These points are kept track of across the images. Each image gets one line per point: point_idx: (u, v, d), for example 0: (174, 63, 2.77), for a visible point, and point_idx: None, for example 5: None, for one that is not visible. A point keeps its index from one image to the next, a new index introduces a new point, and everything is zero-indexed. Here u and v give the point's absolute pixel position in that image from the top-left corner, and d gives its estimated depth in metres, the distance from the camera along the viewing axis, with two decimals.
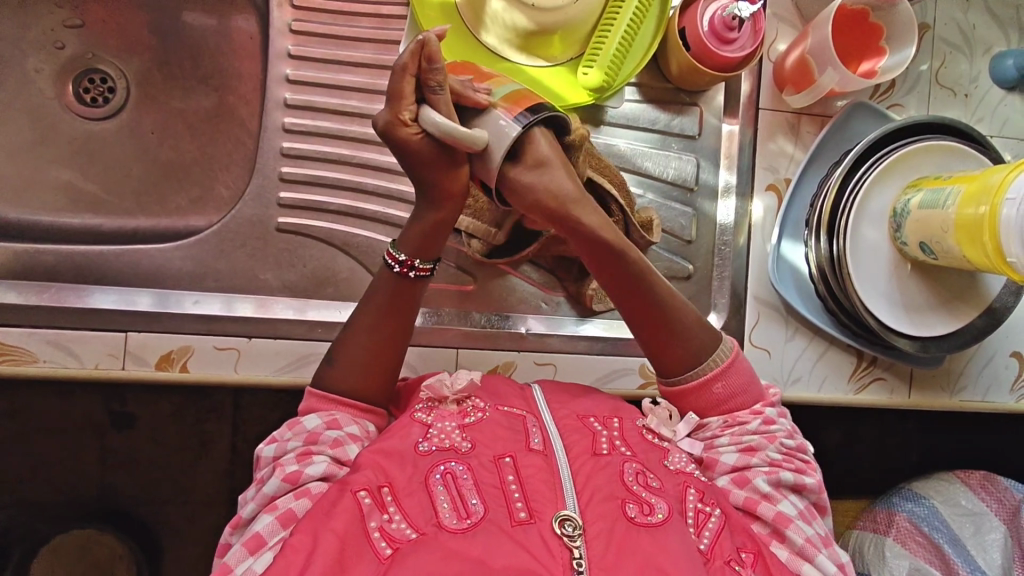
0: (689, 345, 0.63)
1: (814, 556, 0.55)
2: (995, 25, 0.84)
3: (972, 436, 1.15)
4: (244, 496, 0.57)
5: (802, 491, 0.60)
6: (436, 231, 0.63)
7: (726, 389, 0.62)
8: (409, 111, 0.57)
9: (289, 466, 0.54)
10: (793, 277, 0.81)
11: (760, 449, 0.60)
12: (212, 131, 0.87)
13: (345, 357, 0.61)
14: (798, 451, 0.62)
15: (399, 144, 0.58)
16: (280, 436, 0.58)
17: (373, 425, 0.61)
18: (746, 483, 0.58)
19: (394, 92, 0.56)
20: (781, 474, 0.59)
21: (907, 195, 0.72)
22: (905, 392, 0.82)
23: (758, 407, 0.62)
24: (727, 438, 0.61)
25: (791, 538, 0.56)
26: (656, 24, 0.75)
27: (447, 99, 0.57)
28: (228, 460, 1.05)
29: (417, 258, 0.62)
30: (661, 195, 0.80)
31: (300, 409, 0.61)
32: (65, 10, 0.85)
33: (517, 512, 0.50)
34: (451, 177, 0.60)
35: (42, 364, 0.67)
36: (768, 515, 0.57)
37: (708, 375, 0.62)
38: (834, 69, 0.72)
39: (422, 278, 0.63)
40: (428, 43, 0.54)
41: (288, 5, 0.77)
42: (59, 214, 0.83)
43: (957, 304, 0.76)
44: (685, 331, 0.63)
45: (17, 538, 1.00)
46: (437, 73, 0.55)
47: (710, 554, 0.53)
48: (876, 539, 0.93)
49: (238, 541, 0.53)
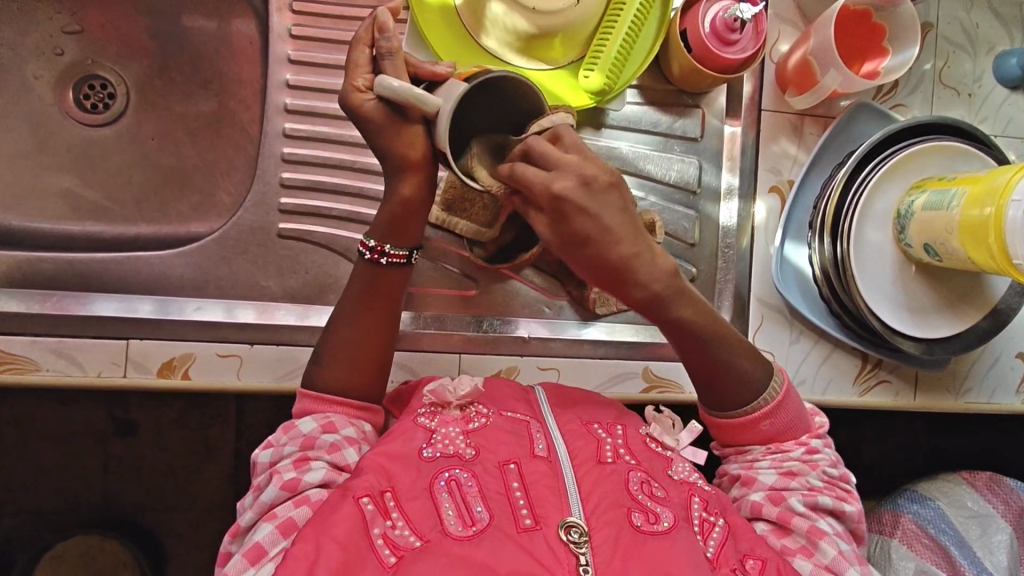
0: (743, 381, 0.62)
1: (845, 569, 0.54)
2: (999, 24, 0.83)
3: (978, 437, 1.14)
4: (241, 505, 0.57)
5: (841, 517, 0.59)
6: (404, 205, 0.62)
7: (775, 425, 0.62)
8: (365, 81, 0.59)
9: (286, 473, 0.54)
10: (797, 277, 0.80)
11: (801, 474, 0.60)
12: (213, 136, 0.87)
13: (331, 355, 0.62)
14: (839, 479, 0.61)
15: (355, 112, 0.59)
16: (275, 442, 0.57)
17: (369, 425, 0.62)
18: (781, 500, 0.58)
19: (352, 65, 0.59)
20: (819, 498, 0.58)
21: (910, 197, 0.72)
22: (910, 394, 0.82)
23: (804, 437, 0.62)
24: (768, 461, 0.61)
25: (824, 548, 0.55)
26: (658, 24, 0.74)
27: (400, 65, 0.58)
28: (232, 465, 1.05)
29: (386, 242, 0.63)
30: (663, 198, 0.80)
31: (293, 412, 0.61)
32: (64, 17, 0.84)
33: (522, 519, 0.50)
34: (406, 140, 0.59)
35: (43, 373, 0.67)
36: (803, 527, 0.56)
37: (755, 413, 0.62)
38: (836, 69, 0.72)
39: (395, 264, 0.64)
40: (377, 16, 0.58)
41: (288, 10, 0.77)
42: (60, 222, 0.82)
43: (962, 306, 0.75)
44: (739, 366, 0.62)
45: (21, 545, 1.00)
46: (389, 40, 0.57)
47: (717, 562, 0.52)
48: (881, 540, 0.92)
49: (238, 550, 0.53)
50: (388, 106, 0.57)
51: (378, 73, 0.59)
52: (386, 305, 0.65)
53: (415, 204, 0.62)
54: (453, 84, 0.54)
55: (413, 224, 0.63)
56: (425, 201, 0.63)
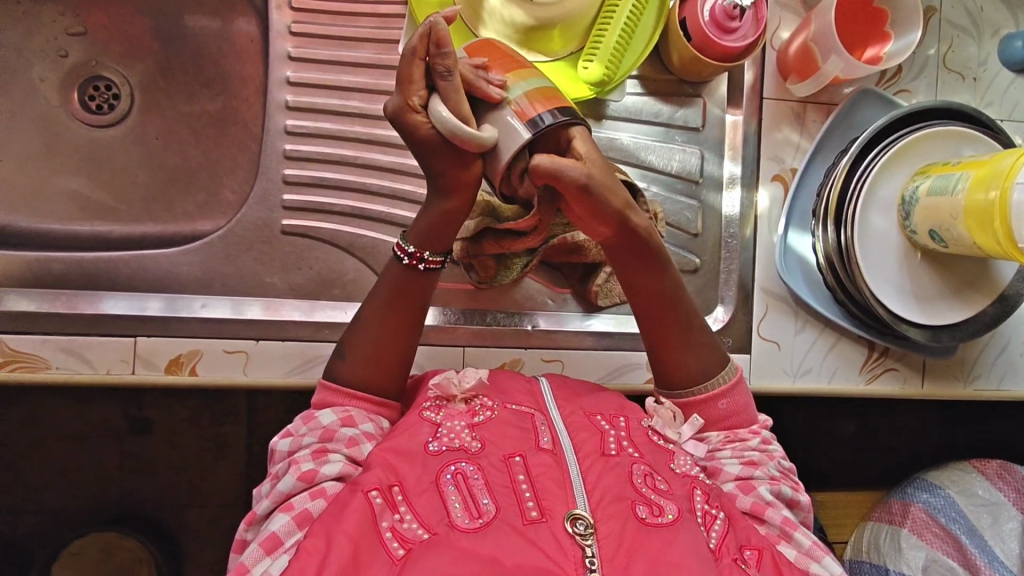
0: (699, 365, 0.65)
1: (821, 557, 0.56)
2: (1003, 7, 0.82)
3: (989, 425, 1.13)
4: (258, 492, 0.57)
5: (795, 508, 0.61)
6: (442, 221, 0.61)
7: (731, 405, 0.64)
8: (420, 98, 0.55)
9: (304, 464, 0.55)
10: (801, 267, 0.80)
11: (760, 463, 0.61)
12: (217, 135, 0.87)
13: (352, 350, 0.62)
14: (791, 469, 0.64)
15: (404, 130, 0.56)
16: (296, 430, 0.58)
17: (387, 421, 0.62)
18: (751, 489, 0.59)
19: (404, 78, 0.54)
20: (782, 486, 0.60)
21: (916, 182, 0.71)
22: (918, 381, 0.81)
23: (757, 427, 0.64)
24: (729, 451, 0.62)
25: (799, 539, 0.56)
26: (659, 9, 0.73)
27: (459, 87, 0.54)
28: (244, 461, 1.06)
29: (425, 250, 0.62)
30: (666, 188, 0.80)
31: (314, 401, 0.61)
32: (68, 18, 0.85)
33: (528, 511, 0.49)
34: (460, 167, 0.57)
35: (54, 370, 0.68)
36: (775, 518, 0.57)
37: (715, 391, 0.64)
38: (839, 56, 0.71)
39: (431, 271, 0.63)
40: (436, 27, 0.52)
41: (288, 8, 0.78)
42: (70, 222, 0.83)
43: (969, 293, 0.75)
44: (700, 342, 0.65)
45: (39, 543, 1.01)
46: (446, 58, 0.53)
47: (719, 552, 0.52)
48: (892, 529, 0.91)
49: (254, 538, 0.53)
50: (445, 138, 0.55)
51: (431, 90, 0.55)
52: (411, 309, 0.63)
53: (457, 219, 0.62)
54: (511, 127, 0.54)
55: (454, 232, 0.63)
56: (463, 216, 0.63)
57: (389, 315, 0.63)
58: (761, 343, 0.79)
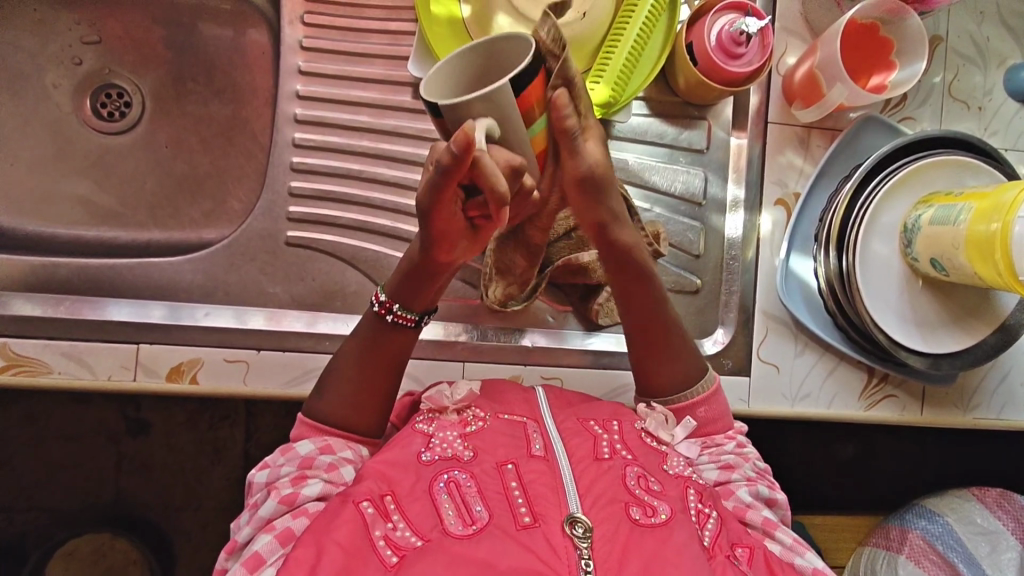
0: (674, 373, 0.67)
1: (803, 552, 0.57)
2: (1009, 38, 0.83)
3: (988, 453, 1.13)
4: (236, 523, 0.57)
5: (777, 506, 0.63)
6: (413, 277, 0.60)
7: (708, 412, 0.66)
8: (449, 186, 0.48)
9: (284, 488, 0.54)
10: (802, 291, 0.80)
11: (737, 466, 0.63)
12: (225, 144, 0.88)
13: (336, 388, 0.62)
14: (768, 470, 0.65)
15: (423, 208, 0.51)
16: (273, 462, 0.58)
17: (366, 449, 0.61)
18: (731, 493, 0.61)
19: (436, 186, 0.48)
20: (760, 487, 0.62)
21: (918, 211, 0.71)
22: (917, 409, 0.81)
23: (731, 432, 0.66)
24: (706, 458, 0.63)
25: (779, 538, 0.58)
26: (665, 35, 0.75)
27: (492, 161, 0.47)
28: (239, 467, 1.06)
29: (395, 301, 0.62)
30: (669, 209, 0.80)
31: (292, 434, 0.61)
32: (84, 27, 0.87)
33: (521, 516, 0.49)
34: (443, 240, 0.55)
35: (55, 375, 0.68)
36: (756, 521, 0.59)
37: (693, 400, 0.66)
38: (843, 83, 0.71)
39: (401, 324, 0.62)
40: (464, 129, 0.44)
41: (300, 23, 0.80)
42: (77, 227, 0.84)
43: (970, 320, 0.75)
44: (676, 360, 0.67)
45: (35, 542, 1.02)
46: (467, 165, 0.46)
47: (713, 550, 0.53)
48: (890, 555, 0.91)
49: (235, 564, 0.52)
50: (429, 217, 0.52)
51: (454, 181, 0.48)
52: (388, 361, 0.63)
53: (423, 275, 0.60)
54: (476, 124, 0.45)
55: (427, 291, 0.61)
56: (436, 277, 0.60)
57: (364, 376, 0.62)
58: (760, 366, 0.79)
